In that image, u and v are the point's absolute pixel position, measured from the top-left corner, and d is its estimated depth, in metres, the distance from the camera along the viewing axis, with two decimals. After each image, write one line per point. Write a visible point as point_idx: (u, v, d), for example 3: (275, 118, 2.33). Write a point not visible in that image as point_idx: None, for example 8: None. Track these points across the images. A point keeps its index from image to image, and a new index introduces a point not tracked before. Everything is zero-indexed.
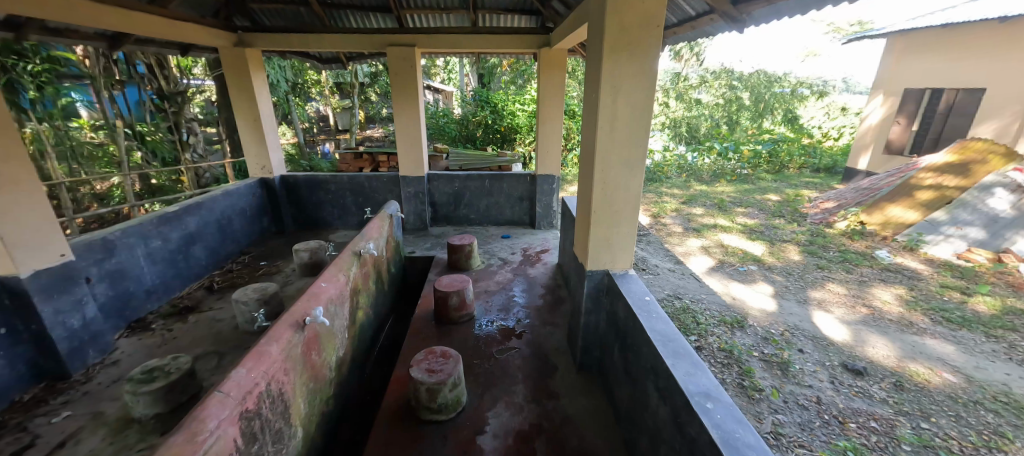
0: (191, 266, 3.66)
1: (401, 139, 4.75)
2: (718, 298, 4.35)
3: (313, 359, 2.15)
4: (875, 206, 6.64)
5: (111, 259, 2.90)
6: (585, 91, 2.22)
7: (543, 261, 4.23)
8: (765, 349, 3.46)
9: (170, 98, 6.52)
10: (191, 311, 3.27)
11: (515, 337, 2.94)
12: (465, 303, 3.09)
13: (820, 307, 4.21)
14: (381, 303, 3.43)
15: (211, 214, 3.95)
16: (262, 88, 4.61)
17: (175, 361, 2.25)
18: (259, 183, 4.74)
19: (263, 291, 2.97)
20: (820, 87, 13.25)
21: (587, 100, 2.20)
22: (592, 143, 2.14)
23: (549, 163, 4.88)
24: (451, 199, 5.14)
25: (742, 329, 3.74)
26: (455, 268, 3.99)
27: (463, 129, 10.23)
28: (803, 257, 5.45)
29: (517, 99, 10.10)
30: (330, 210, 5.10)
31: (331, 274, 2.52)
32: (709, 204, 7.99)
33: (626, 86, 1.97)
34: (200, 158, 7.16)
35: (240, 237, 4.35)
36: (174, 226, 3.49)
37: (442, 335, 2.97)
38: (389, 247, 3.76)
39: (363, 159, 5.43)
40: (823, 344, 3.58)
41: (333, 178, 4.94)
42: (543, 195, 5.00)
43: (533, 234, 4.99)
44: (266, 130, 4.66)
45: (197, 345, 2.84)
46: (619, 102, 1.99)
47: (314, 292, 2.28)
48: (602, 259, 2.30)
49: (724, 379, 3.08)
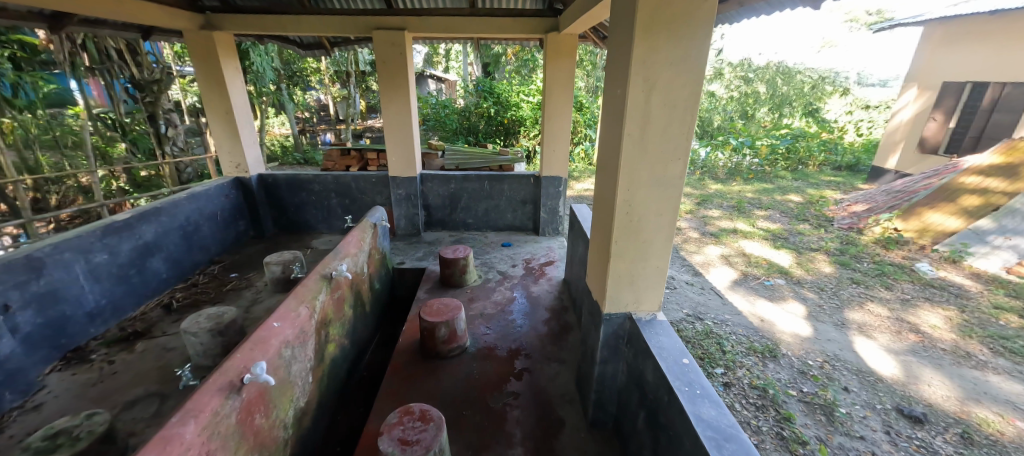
0: (147, 280, 3.23)
1: (389, 135, 4.26)
2: (743, 319, 3.87)
3: (256, 424, 1.69)
4: (911, 211, 6.08)
5: (38, 280, 2.45)
6: (606, 86, 1.73)
7: (548, 276, 3.75)
8: (804, 387, 2.99)
9: (144, 87, 5.94)
10: (141, 336, 2.83)
11: (513, 377, 2.47)
12: (456, 335, 2.62)
13: (861, 332, 3.71)
14: (361, 328, 2.98)
15: (173, 220, 3.50)
16: (235, 80, 4.13)
17: (91, 420, 1.80)
18: (233, 183, 4.27)
19: (217, 319, 2.52)
20: (841, 79, 12.54)
21: (607, 97, 1.72)
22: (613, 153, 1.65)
23: (555, 163, 4.37)
24: (446, 202, 4.67)
25: (775, 360, 3.26)
26: (448, 284, 3.52)
27: (464, 122, 9.74)
28: (835, 269, 4.95)
29: (521, 89, 9.51)
30: (313, 213, 4.65)
31: (290, 308, 2.07)
32: (726, 205, 7.46)
33: (663, 80, 1.46)
34: (180, 151, 6.63)
35: (210, 244, 3.91)
36: (124, 237, 3.04)
37: (427, 373, 2.51)
38: (371, 261, 3.29)
39: (350, 157, 4.93)
40: (870, 381, 3.10)
41: (316, 178, 4.49)
42: (549, 199, 4.51)
43: (536, 242, 4.50)
44: (239, 124, 4.18)
45: (139, 383, 2.40)
46: (653, 101, 1.49)
47: (262, 337, 1.82)
48: (624, 298, 1.80)
49: (759, 428, 2.61)
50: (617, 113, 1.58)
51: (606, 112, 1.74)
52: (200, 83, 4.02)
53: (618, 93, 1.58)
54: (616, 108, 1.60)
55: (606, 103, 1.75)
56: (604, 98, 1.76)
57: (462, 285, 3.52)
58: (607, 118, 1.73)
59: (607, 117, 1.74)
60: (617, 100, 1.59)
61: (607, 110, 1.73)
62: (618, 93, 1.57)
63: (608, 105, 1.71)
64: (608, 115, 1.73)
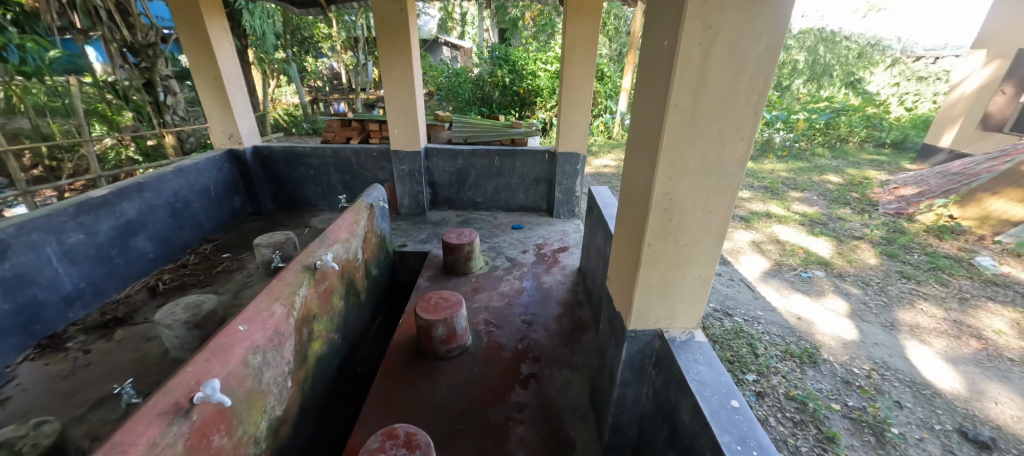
0: (132, 261, 3.03)
1: (391, 104, 3.86)
2: (778, 316, 3.48)
3: (214, 449, 1.43)
4: (970, 197, 5.38)
5: (2, 264, 2.24)
6: (646, 40, 1.31)
7: (561, 264, 3.42)
8: (849, 400, 2.63)
9: (140, 51, 5.78)
10: (122, 323, 2.65)
11: (519, 385, 2.19)
12: (455, 334, 2.33)
13: (913, 336, 3.29)
14: (354, 319, 2.73)
15: (158, 196, 3.25)
16: (223, 40, 3.76)
17: (39, 430, 1.61)
18: (226, 156, 3.99)
19: (194, 311, 2.29)
20: (891, 47, 11.35)
21: (646, 55, 1.30)
22: (652, 130, 1.25)
23: (572, 137, 3.93)
24: (453, 180, 4.31)
25: (815, 367, 2.90)
26: (451, 272, 3.23)
27: (477, 91, 9.19)
28: (881, 261, 4.44)
29: (538, 56, 8.85)
30: (312, 189, 4.36)
31: (261, 306, 1.80)
32: (758, 186, 6.87)
33: (730, 30, 1.03)
34: (181, 121, 6.40)
35: (202, 222, 3.69)
36: (102, 215, 2.81)
37: (422, 377, 2.25)
38: (367, 246, 2.99)
39: (351, 128, 4.56)
40: (925, 395, 2.73)
41: (314, 151, 4.17)
42: (564, 177, 4.10)
43: (549, 224, 4.14)
44: (230, 92, 3.84)
45: (113, 377, 2.22)
46: (712, 59, 1.07)
47: (221, 345, 1.54)
48: (654, 314, 1.45)
49: (797, 448, 2.29)
50: (660, 76, 1.17)
51: (643, 74, 1.33)
52: (185, 46, 3.67)
53: (663, 46, 1.16)
54: (657, 68, 1.20)
55: (643, 62, 1.33)
56: (642, 56, 1.34)
57: (466, 272, 3.22)
58: (644, 83, 1.33)
59: (644, 83, 1.33)
60: (660, 58, 1.18)
61: (645, 71, 1.32)
62: (663, 46, 1.16)
63: (647, 66, 1.30)
64: (645, 79, 1.32)
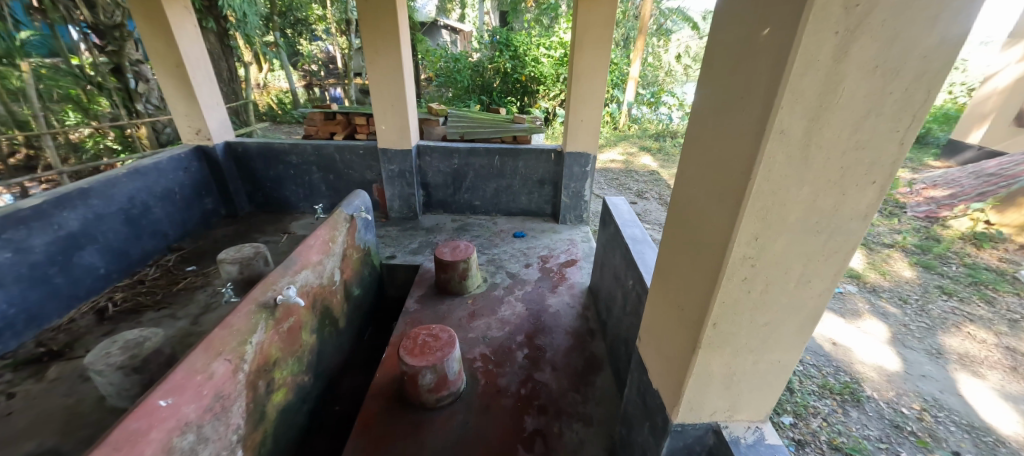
0: (77, 279, 2.64)
1: (378, 96, 3.40)
2: (811, 341, 3.12)
3: None
4: (1010, 201, 4.92)
5: None
6: (718, 31, 0.90)
7: (568, 281, 3.03)
8: (903, 451, 2.28)
9: (105, 32, 5.15)
10: (60, 356, 2.28)
11: (522, 447, 1.82)
12: (446, 381, 1.95)
13: (964, 367, 2.94)
14: (330, 354, 2.35)
15: (107, 203, 2.83)
16: (184, 21, 3.29)
17: None
18: (193, 153, 3.55)
19: (132, 352, 1.90)
20: None
21: (719, 52, 0.89)
22: (729, 165, 0.84)
23: (581, 135, 3.49)
24: (449, 180, 3.88)
25: (859, 407, 2.54)
26: (444, 292, 2.83)
27: (477, 78, 8.63)
28: (917, 274, 4.06)
29: (541, 41, 8.33)
30: (292, 190, 3.94)
31: (195, 366, 1.40)
32: None
33: (887, 15, 0.62)
34: (155, 110, 5.87)
35: (166, 229, 3.29)
36: (36, 229, 2.41)
37: (406, 434, 1.87)
38: (347, 264, 2.59)
39: (335, 121, 4.09)
40: (987, 443, 2.38)
41: (293, 148, 3.74)
42: (572, 180, 3.68)
43: (555, 232, 3.74)
44: (195, 82, 3.39)
45: (36, 432, 1.85)
46: (850, 61, 0.65)
47: (128, 434, 1.14)
48: (711, 405, 1.06)
49: None
50: (753, 86, 0.75)
51: (712, 80, 0.92)
52: (140, 27, 3.20)
53: (756, 40, 0.75)
54: (745, 75, 0.78)
55: (713, 62, 0.92)
56: (711, 53, 0.93)
57: (461, 293, 2.83)
58: (712, 91, 0.92)
59: (712, 92, 0.92)
60: (751, 56, 0.76)
61: (715, 76, 0.91)
62: (758, 38, 0.74)
63: (720, 70, 0.88)
64: (714, 88, 0.91)
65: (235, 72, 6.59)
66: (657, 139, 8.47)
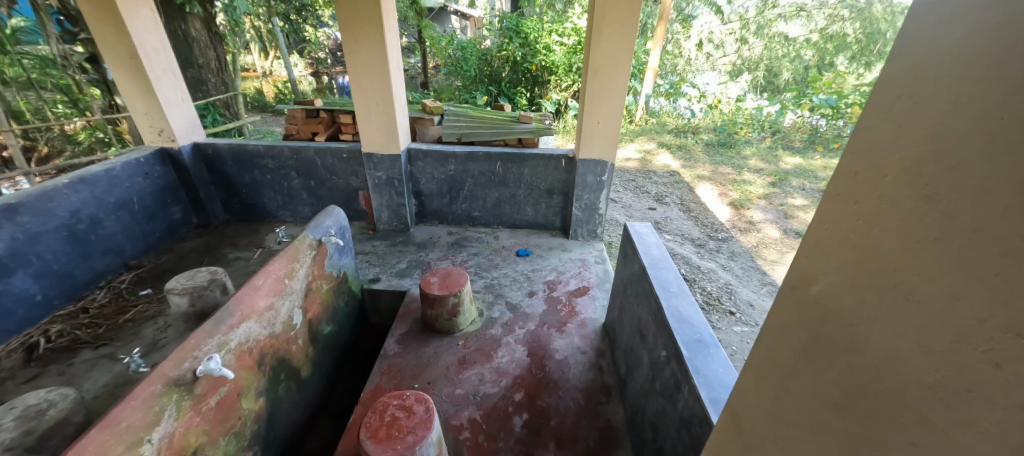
0: (4, 310, 2.29)
1: (361, 93, 2.92)
2: None
3: None
4: None
5: None
6: (927, 18, 0.39)
7: (579, 316, 2.55)
8: None
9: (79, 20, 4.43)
10: None
11: None
12: None
13: None
14: (287, 413, 1.93)
15: (43, 220, 2.46)
16: (138, 5, 2.84)
17: None
18: (156, 158, 3.15)
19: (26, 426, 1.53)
20: None
21: (929, 69, 0.38)
22: (968, 345, 0.35)
23: (597, 139, 2.97)
24: (444, 188, 3.42)
25: None
26: (431, 329, 2.39)
27: (485, 68, 8.01)
28: None
29: (554, 27, 7.71)
30: (271, 196, 3.52)
31: None
32: (810, 188, 5.57)
33: None
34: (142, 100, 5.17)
35: (122, 244, 2.91)
36: None
37: None
38: (313, 300, 2.15)
39: (317, 119, 3.62)
40: None
41: (269, 151, 3.30)
42: (584, 190, 3.17)
43: (564, 250, 3.26)
44: (152, 76, 2.95)
45: None
46: None
47: None
48: None
49: None
50: None
51: (902, 131, 0.41)
52: (85, 12, 2.75)
53: None
54: None
55: (913, 88, 0.40)
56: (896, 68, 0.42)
57: (452, 331, 2.38)
58: (904, 159, 0.41)
59: (894, 157, 0.42)
60: None
61: (912, 122, 0.40)
62: None
63: (938, 109, 0.37)
64: (907, 153, 0.40)
65: (225, 61, 6.10)
66: (676, 135, 7.88)
